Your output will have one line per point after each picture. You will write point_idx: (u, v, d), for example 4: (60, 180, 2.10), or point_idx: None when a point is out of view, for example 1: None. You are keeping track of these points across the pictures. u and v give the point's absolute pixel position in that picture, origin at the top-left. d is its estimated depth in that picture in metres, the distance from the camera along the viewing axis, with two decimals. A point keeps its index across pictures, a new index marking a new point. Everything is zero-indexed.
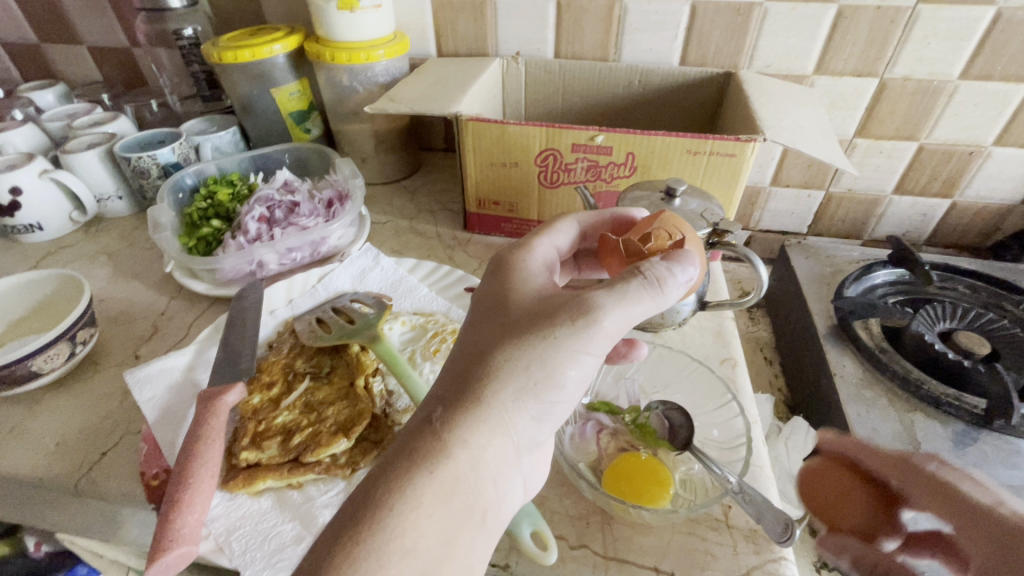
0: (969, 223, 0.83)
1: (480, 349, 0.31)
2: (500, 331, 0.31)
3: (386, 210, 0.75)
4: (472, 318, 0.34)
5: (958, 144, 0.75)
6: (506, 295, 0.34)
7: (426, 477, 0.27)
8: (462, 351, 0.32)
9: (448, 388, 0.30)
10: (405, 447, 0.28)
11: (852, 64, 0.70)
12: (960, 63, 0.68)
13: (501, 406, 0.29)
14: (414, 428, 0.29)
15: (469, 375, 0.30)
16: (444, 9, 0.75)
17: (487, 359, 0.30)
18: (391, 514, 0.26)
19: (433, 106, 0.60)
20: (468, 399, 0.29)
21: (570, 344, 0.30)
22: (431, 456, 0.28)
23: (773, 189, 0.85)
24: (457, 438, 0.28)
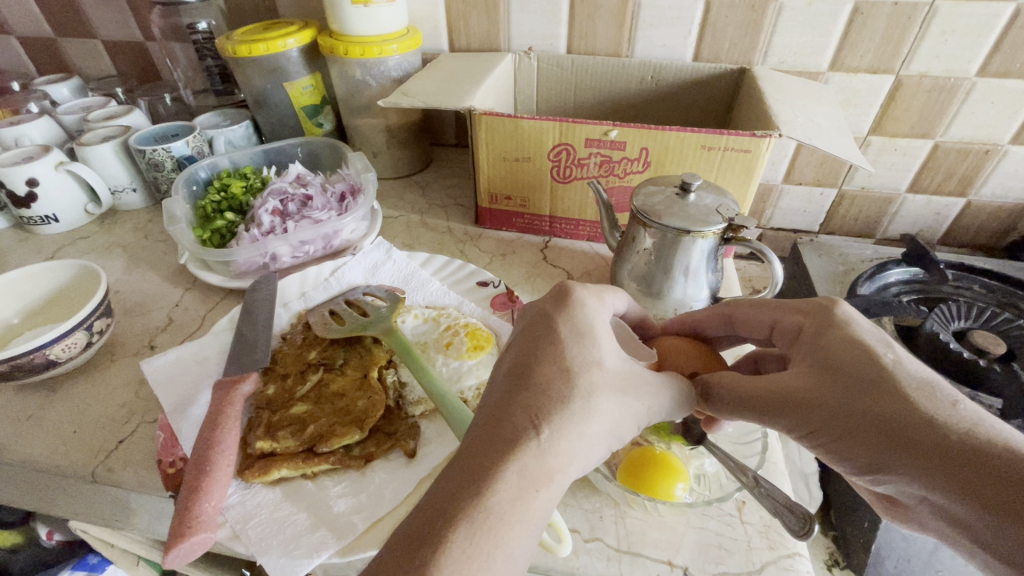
0: (984, 223, 0.82)
1: (569, 375, 0.30)
2: (593, 369, 0.30)
3: (398, 205, 0.75)
4: (536, 339, 0.32)
5: (974, 142, 0.74)
6: (587, 328, 0.32)
7: (528, 495, 0.26)
8: (548, 369, 0.30)
9: (536, 402, 0.28)
10: (495, 454, 0.26)
11: (867, 61, 0.70)
12: (978, 61, 0.67)
13: (588, 444, 0.29)
14: (504, 438, 0.27)
15: (559, 402, 0.28)
16: (457, 4, 0.75)
17: (580, 391, 0.29)
18: (492, 523, 0.25)
19: (446, 101, 0.60)
20: (571, 421, 0.28)
21: (649, 404, 0.32)
22: (535, 477, 0.26)
23: (785, 187, 0.84)
24: (556, 467, 0.27)
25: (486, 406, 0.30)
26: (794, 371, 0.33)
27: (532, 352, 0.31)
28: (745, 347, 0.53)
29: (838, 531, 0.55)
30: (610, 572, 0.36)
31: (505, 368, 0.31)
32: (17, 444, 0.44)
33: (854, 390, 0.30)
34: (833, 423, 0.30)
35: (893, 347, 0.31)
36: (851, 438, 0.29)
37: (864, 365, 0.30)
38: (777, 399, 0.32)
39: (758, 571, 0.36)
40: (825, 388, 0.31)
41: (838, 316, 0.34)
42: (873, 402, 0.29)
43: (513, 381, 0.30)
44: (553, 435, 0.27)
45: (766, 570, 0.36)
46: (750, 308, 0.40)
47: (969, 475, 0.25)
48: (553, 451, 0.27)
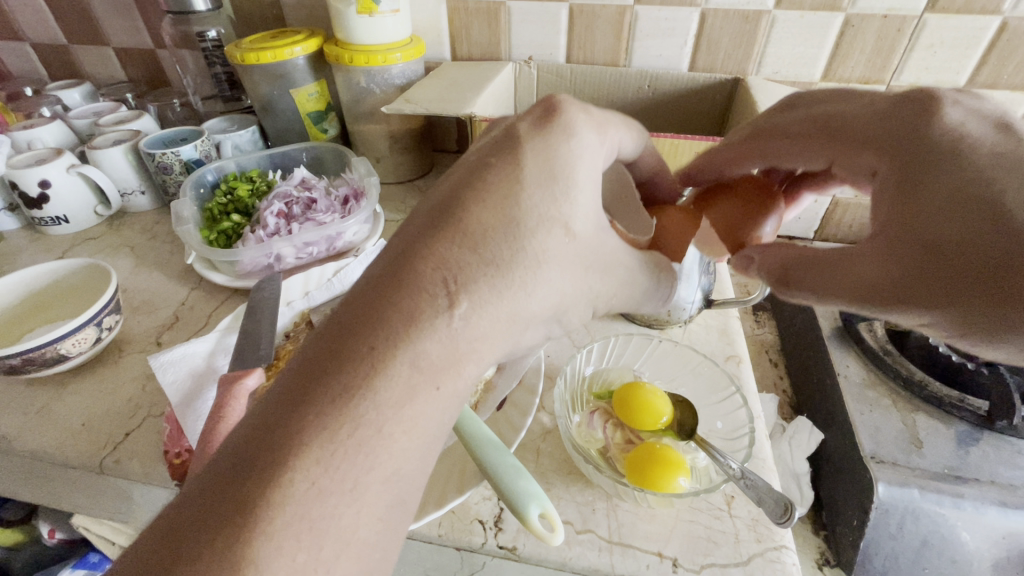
0: None
1: (510, 236, 0.25)
2: (549, 231, 0.26)
3: (399, 209, 0.77)
4: (485, 174, 0.26)
5: None
6: (562, 171, 0.27)
7: (425, 386, 0.23)
8: (485, 220, 0.25)
9: (458, 263, 0.24)
10: (394, 319, 0.23)
11: (859, 71, 0.71)
12: (966, 72, 0.69)
13: (522, 306, 0.26)
14: (404, 302, 0.23)
15: (483, 263, 0.25)
16: (460, 14, 0.77)
17: (518, 254, 0.25)
18: (374, 398, 0.22)
19: (447, 108, 0.62)
20: (491, 297, 0.25)
21: (587, 282, 0.29)
22: (434, 369, 0.23)
23: None
24: (467, 338, 0.24)
25: (402, 249, 0.25)
26: (878, 249, 0.29)
27: (469, 190, 0.26)
28: (737, 348, 0.53)
29: (829, 530, 0.56)
30: (601, 563, 0.37)
31: (431, 205, 0.26)
32: (27, 435, 0.45)
33: (965, 251, 0.26)
34: (940, 289, 0.27)
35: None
36: (969, 309, 0.26)
37: (982, 244, 0.26)
38: (869, 289, 0.29)
39: (745, 562, 0.37)
40: (925, 266, 0.27)
41: (940, 146, 0.29)
42: (991, 281, 0.25)
43: (434, 226, 0.25)
44: (471, 303, 0.24)
45: (753, 562, 0.37)
46: (802, 141, 0.37)
47: None
48: (464, 321, 0.24)
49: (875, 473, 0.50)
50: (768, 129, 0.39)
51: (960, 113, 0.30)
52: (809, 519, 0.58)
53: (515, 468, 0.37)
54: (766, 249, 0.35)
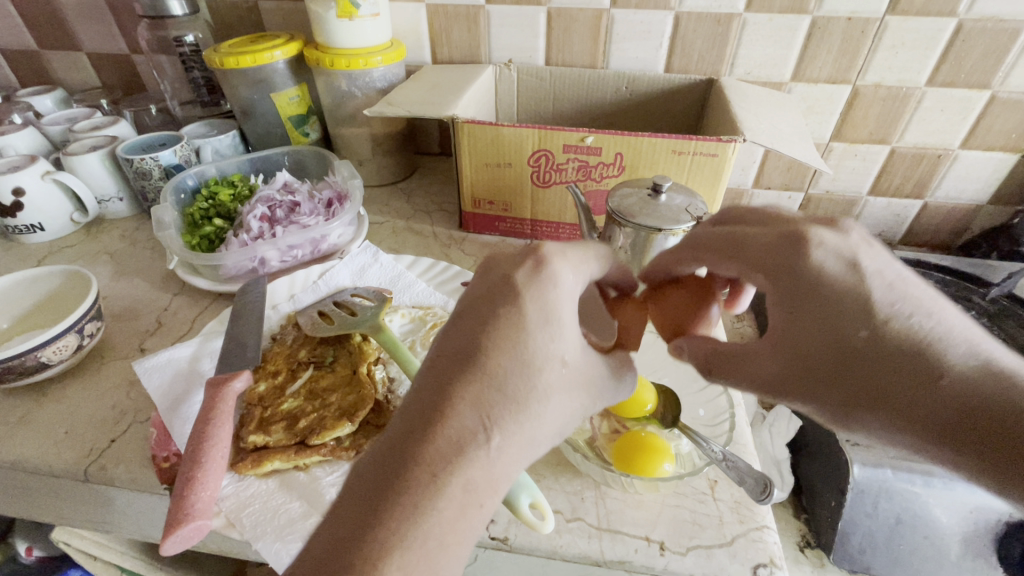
0: (940, 224, 0.87)
1: (527, 368, 0.30)
2: (556, 363, 0.31)
3: (384, 211, 0.77)
4: (483, 327, 0.31)
5: (927, 147, 0.79)
6: (554, 312, 0.32)
7: (472, 507, 0.27)
8: (504, 364, 0.30)
9: (488, 402, 0.29)
10: (442, 455, 0.27)
11: (826, 72, 0.74)
12: (926, 71, 0.72)
13: (540, 428, 0.31)
14: (448, 441, 0.28)
15: (507, 402, 0.29)
16: (440, 18, 0.78)
17: (534, 391, 0.30)
18: (431, 523, 0.26)
19: (429, 110, 0.63)
20: (518, 422, 0.29)
21: (591, 396, 0.34)
22: (480, 492, 0.28)
23: (755, 191, 0.89)
24: (502, 465, 0.29)
25: (431, 395, 0.29)
26: (771, 352, 0.35)
27: (479, 341, 0.30)
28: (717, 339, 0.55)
29: (809, 513, 0.58)
30: (591, 549, 0.38)
31: (445, 354, 0.31)
32: (8, 444, 0.45)
33: (836, 371, 0.32)
34: (819, 397, 0.33)
35: (870, 321, 0.31)
36: (842, 413, 0.32)
37: (843, 353, 0.32)
38: (766, 385, 0.35)
39: (729, 543, 0.38)
40: (803, 374, 0.33)
41: (813, 280, 0.32)
42: (860, 379, 0.31)
43: (456, 369, 0.30)
44: (501, 439, 0.29)
45: (737, 542, 0.38)
46: (715, 259, 0.37)
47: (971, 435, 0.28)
48: (497, 455, 0.28)
49: (851, 454, 0.52)
50: (692, 239, 0.39)
51: (824, 249, 0.32)
52: (791, 503, 0.60)
53: None
54: (690, 338, 0.40)
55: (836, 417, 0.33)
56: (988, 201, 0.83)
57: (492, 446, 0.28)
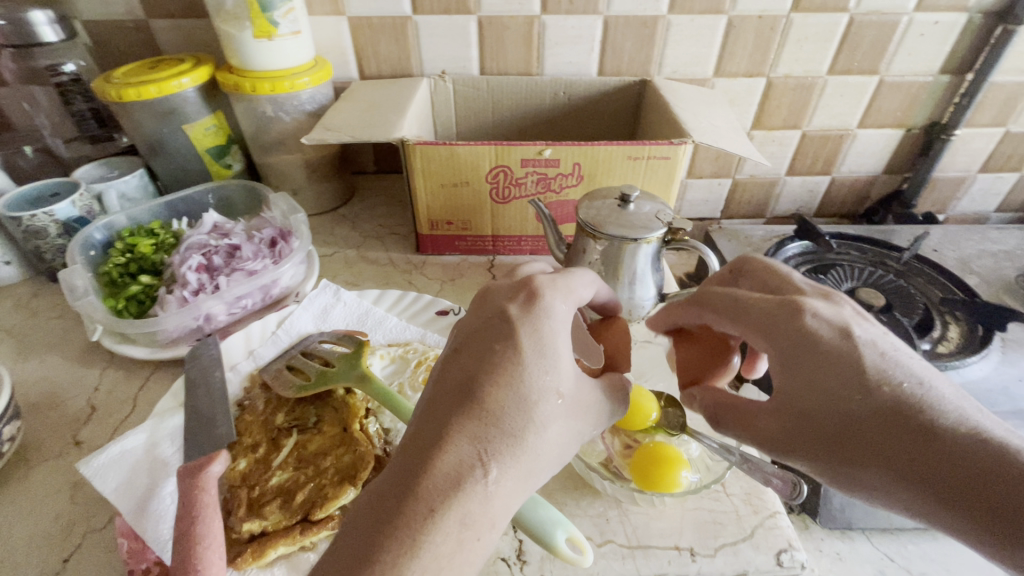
0: (846, 195, 0.97)
1: (526, 404, 0.30)
2: (552, 398, 0.31)
3: (329, 241, 0.72)
4: (476, 362, 0.31)
5: (832, 129, 0.87)
6: (552, 343, 0.32)
7: (468, 540, 0.27)
8: (501, 395, 0.30)
9: (484, 434, 0.29)
10: (435, 485, 0.27)
11: (743, 67, 0.79)
12: (827, 62, 0.79)
13: (538, 458, 0.31)
14: (442, 471, 0.27)
15: (501, 430, 0.29)
16: (364, 30, 0.73)
17: (530, 422, 0.30)
18: (427, 555, 0.26)
19: (374, 133, 0.59)
20: (516, 459, 0.29)
21: (585, 427, 0.33)
22: (478, 524, 0.27)
23: (688, 181, 0.93)
24: (499, 495, 0.28)
25: (428, 424, 0.29)
26: (773, 412, 0.36)
27: (473, 371, 0.31)
28: None
29: None
30: (627, 570, 0.38)
31: (445, 383, 0.31)
32: None
33: (827, 423, 0.33)
34: (810, 453, 0.34)
35: (867, 385, 0.32)
36: (838, 472, 0.33)
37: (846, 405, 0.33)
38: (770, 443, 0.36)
39: (750, 535, 0.40)
40: (799, 427, 0.34)
41: (807, 341, 0.34)
42: (860, 442, 0.32)
43: (459, 404, 0.30)
44: (497, 466, 0.28)
45: (756, 533, 0.40)
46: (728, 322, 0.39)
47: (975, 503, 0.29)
48: (494, 483, 0.28)
49: None
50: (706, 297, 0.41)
51: (818, 316, 0.35)
52: None
53: (532, 498, 0.37)
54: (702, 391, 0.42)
55: (831, 472, 0.33)
56: (882, 171, 0.94)
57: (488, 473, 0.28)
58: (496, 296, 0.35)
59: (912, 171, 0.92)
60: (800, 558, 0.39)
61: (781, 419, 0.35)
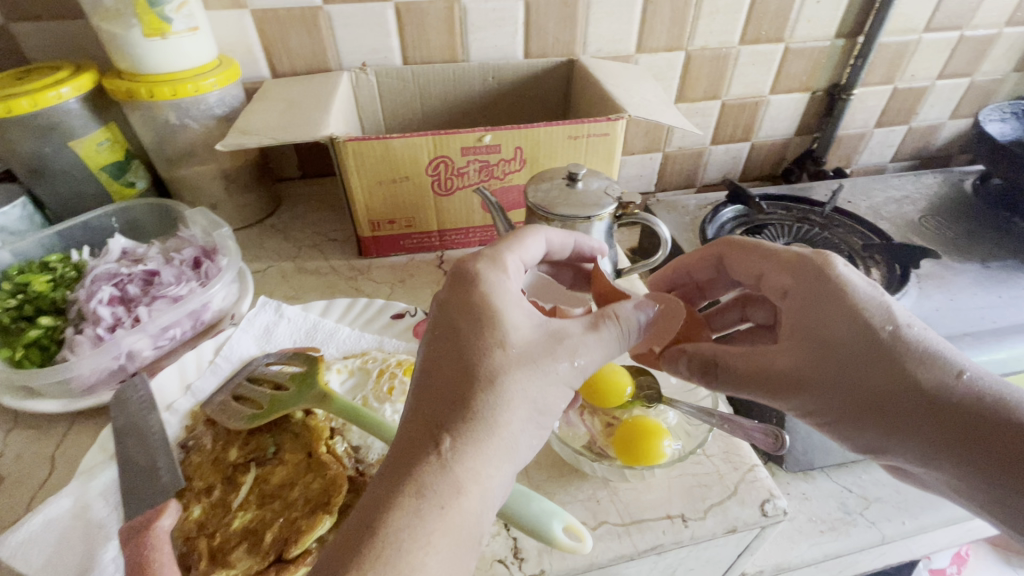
0: (766, 159, 1.03)
1: (469, 372, 0.32)
2: (497, 353, 0.33)
3: (260, 255, 0.66)
4: (444, 347, 0.34)
5: (748, 97, 0.92)
6: (492, 309, 0.35)
7: (436, 507, 0.29)
8: (445, 370, 0.33)
9: (439, 410, 0.31)
10: (407, 461, 0.30)
11: (663, 41, 0.81)
12: (738, 32, 0.83)
13: (509, 428, 0.32)
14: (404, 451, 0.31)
15: (463, 403, 0.31)
16: (271, 24, 0.68)
17: (478, 386, 0.32)
18: (403, 522, 0.28)
19: (299, 133, 0.54)
20: (474, 427, 0.31)
21: (558, 372, 0.34)
22: (440, 494, 0.29)
23: (622, 158, 0.95)
24: (465, 465, 0.30)
25: (409, 414, 0.32)
26: (784, 347, 0.40)
27: (442, 355, 0.33)
28: None
29: None
30: (625, 548, 0.38)
31: (420, 371, 0.34)
32: None
33: (854, 360, 0.37)
34: (826, 394, 0.37)
35: (891, 327, 0.37)
36: (847, 409, 0.37)
37: (863, 344, 0.37)
38: (768, 377, 0.40)
39: (735, 492, 0.41)
40: (817, 360, 0.38)
41: (839, 293, 0.39)
42: (873, 381, 0.36)
43: (425, 392, 0.33)
44: (462, 437, 0.30)
45: (740, 489, 0.41)
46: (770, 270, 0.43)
47: (962, 440, 0.34)
48: (461, 453, 0.30)
49: None
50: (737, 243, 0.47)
51: (852, 281, 0.39)
52: None
53: (523, 493, 0.36)
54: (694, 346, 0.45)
55: (844, 409, 0.37)
56: (795, 133, 1.00)
57: (452, 445, 0.30)
58: (462, 281, 0.37)
59: (820, 130, 0.99)
60: (781, 504, 0.41)
61: (787, 360, 0.39)
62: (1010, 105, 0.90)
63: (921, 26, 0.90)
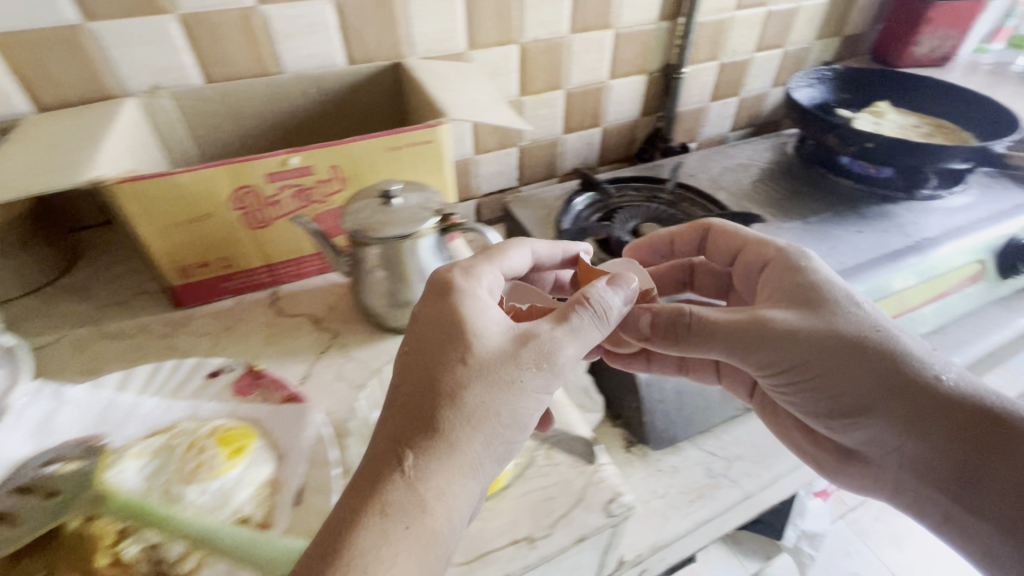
0: (618, 141, 1.06)
1: (436, 393, 0.36)
2: (455, 369, 0.36)
3: (50, 326, 0.56)
4: (418, 366, 0.38)
5: (588, 84, 0.93)
6: (462, 317, 0.39)
7: (398, 526, 0.32)
8: (411, 392, 0.36)
9: (405, 429, 0.35)
10: (379, 476, 0.34)
11: (493, 36, 0.80)
12: (564, 21, 0.83)
13: (485, 438, 0.36)
14: (375, 465, 0.34)
15: (430, 422, 0.35)
16: (17, 49, 0.57)
17: (448, 402, 0.35)
18: (366, 534, 0.31)
19: (51, 177, 0.46)
20: (437, 452, 0.34)
21: (529, 385, 0.37)
22: (407, 513, 0.32)
23: (479, 157, 0.93)
24: (434, 482, 0.34)
25: (386, 422, 0.36)
26: (771, 304, 0.47)
27: (417, 373, 0.37)
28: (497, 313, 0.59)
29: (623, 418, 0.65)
30: None
31: (394, 387, 0.38)
32: None
33: (835, 334, 0.43)
34: (818, 356, 0.43)
35: (864, 309, 0.44)
36: (841, 373, 0.43)
37: (848, 320, 0.44)
38: (756, 330, 0.44)
39: (581, 498, 0.41)
40: (812, 332, 0.43)
41: (814, 280, 0.46)
42: (857, 354, 0.42)
43: (413, 401, 0.36)
44: (434, 456, 0.34)
45: (586, 494, 0.41)
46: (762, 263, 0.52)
47: (939, 413, 0.39)
48: (431, 472, 0.34)
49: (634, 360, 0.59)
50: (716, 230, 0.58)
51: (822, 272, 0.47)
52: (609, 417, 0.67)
53: None
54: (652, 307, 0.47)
55: (832, 375, 0.43)
56: (640, 114, 1.04)
57: (419, 464, 0.34)
58: (437, 294, 0.41)
59: (663, 109, 1.03)
60: (627, 500, 0.41)
61: (780, 322, 0.44)
62: (816, 71, 0.98)
63: (732, 4, 0.97)
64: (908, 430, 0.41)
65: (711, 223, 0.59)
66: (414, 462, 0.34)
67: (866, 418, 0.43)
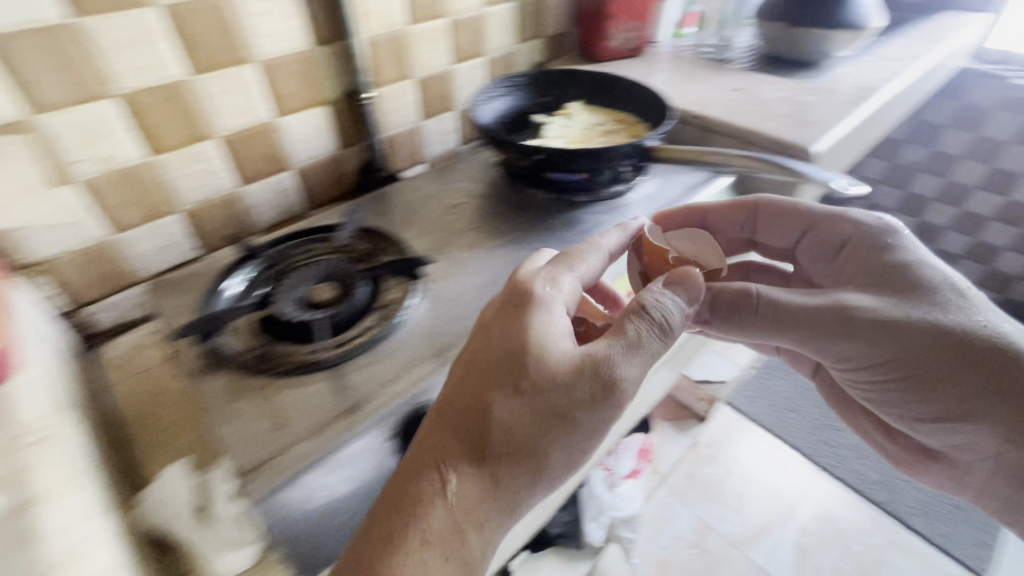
0: (330, 169, 0.73)
1: (517, 423, 0.39)
2: (523, 388, 0.39)
3: None
4: (473, 390, 0.40)
5: (245, 129, 0.61)
6: (538, 334, 0.41)
7: (438, 554, 0.36)
8: (509, 401, 0.39)
9: (470, 447, 0.38)
10: (404, 501, 0.37)
11: (68, 91, 0.48)
12: (175, 63, 0.53)
13: (534, 469, 0.39)
14: (419, 492, 0.38)
15: (495, 433, 0.39)
16: None
17: (527, 426, 0.39)
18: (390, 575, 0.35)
19: None
20: (505, 472, 0.38)
21: (588, 422, 0.40)
22: (446, 545, 0.37)
23: (124, 236, 0.57)
24: (484, 487, 0.38)
25: (435, 442, 0.39)
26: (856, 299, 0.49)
27: (495, 358, 0.40)
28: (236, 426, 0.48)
29: None
30: None
31: (441, 396, 0.41)
32: None
33: (919, 350, 0.47)
34: (908, 363, 0.48)
35: (936, 312, 0.48)
36: (919, 383, 0.49)
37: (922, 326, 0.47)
38: (831, 321, 0.48)
39: None
40: (925, 335, 0.47)
41: (899, 264, 0.50)
42: (948, 350, 0.47)
43: (425, 462, 0.39)
44: (506, 458, 0.38)
45: None
46: (829, 244, 0.57)
47: (997, 400, 0.47)
48: (492, 472, 0.38)
49: None
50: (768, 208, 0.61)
51: (914, 255, 0.50)
52: None
53: None
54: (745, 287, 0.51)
55: (914, 378, 0.49)
56: (363, 129, 0.73)
57: (462, 477, 0.38)
58: (529, 276, 0.46)
59: (368, 138, 0.73)
60: None
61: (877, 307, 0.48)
62: (505, 78, 0.73)
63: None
64: (992, 431, 0.48)
65: (757, 201, 0.61)
66: (467, 473, 0.38)
67: (920, 411, 0.52)
